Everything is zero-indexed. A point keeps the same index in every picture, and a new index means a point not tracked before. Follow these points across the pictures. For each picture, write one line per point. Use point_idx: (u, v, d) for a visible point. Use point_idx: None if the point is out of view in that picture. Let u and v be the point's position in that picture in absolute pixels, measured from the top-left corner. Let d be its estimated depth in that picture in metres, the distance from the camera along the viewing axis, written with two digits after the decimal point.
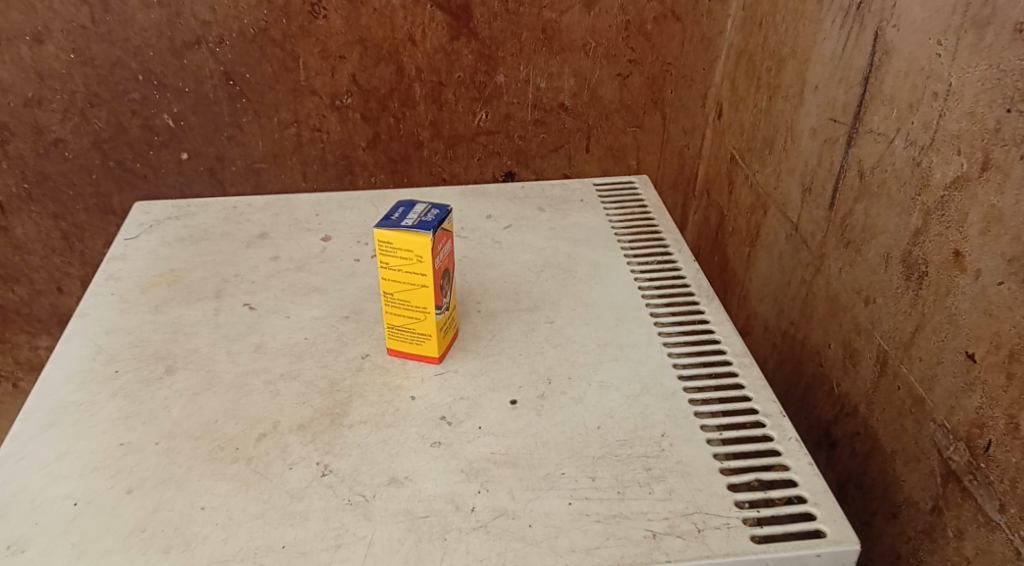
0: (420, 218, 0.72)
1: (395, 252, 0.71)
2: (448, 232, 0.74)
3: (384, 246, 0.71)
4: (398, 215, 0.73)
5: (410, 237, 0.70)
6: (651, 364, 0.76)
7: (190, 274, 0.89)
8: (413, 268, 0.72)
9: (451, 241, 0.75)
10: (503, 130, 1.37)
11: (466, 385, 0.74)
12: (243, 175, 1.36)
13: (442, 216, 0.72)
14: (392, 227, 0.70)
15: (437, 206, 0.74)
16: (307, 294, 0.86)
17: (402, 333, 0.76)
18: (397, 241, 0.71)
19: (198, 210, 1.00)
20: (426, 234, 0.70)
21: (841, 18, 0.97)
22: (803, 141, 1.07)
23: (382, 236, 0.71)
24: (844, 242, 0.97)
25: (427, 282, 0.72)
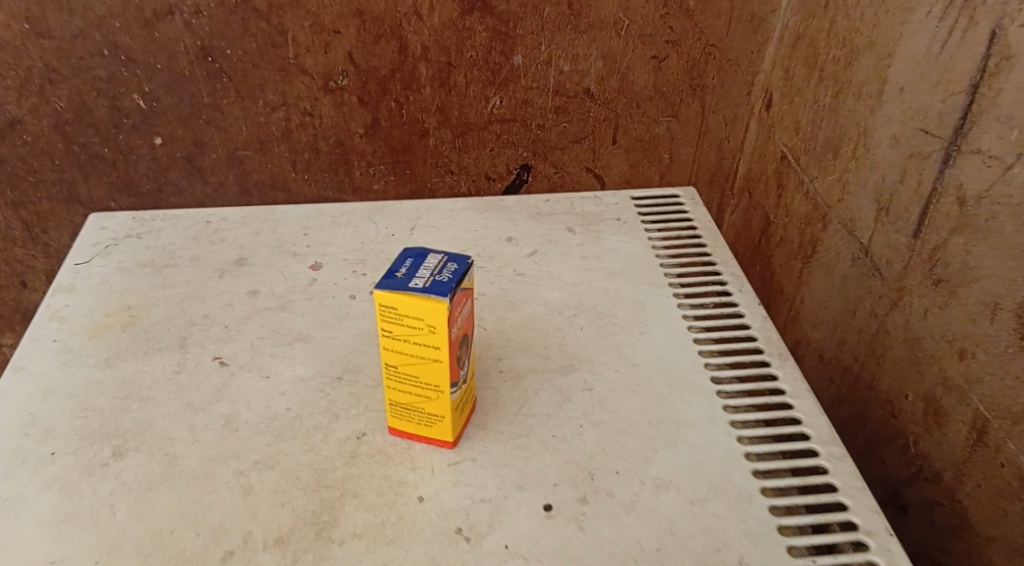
0: (433, 276, 0.57)
1: (401, 320, 0.57)
2: (469, 291, 0.59)
3: (388, 313, 0.57)
4: (404, 271, 0.58)
5: (421, 303, 0.55)
6: (716, 453, 0.62)
7: (150, 312, 0.74)
8: (425, 339, 0.57)
9: (472, 300, 0.60)
10: (519, 118, 1.16)
11: (487, 483, 0.59)
12: (224, 162, 1.16)
13: (461, 273, 0.57)
14: (397, 289, 0.56)
15: (455, 257, 0.59)
16: (289, 344, 0.71)
17: (408, 411, 0.61)
18: (404, 307, 0.56)
19: (165, 226, 0.84)
20: (442, 299, 0.55)
21: (940, 9, 0.81)
22: (881, 150, 0.91)
23: (384, 301, 0.56)
24: (935, 280, 0.82)
25: (442, 356, 0.57)
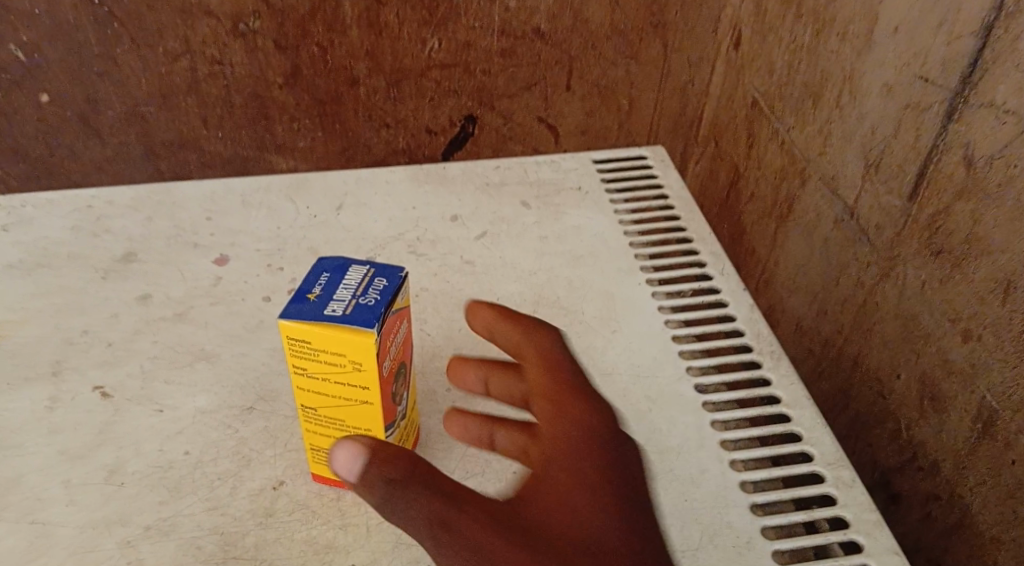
0: (356, 299, 0.48)
1: (318, 355, 0.49)
2: (402, 309, 0.51)
3: (302, 344, 0.48)
4: (319, 292, 0.49)
5: (342, 336, 0.47)
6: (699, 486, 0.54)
7: (16, 330, 0.62)
8: (349, 373, 0.49)
9: (406, 320, 0.52)
10: (462, 63, 1.01)
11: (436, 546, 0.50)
12: (124, 122, 0.99)
13: (390, 292, 0.49)
14: (311, 320, 0.47)
15: (384, 270, 0.50)
16: (188, 365, 0.61)
17: None
18: (321, 342, 0.48)
19: (39, 215, 0.71)
20: (368, 332, 0.47)
21: None
22: (869, 100, 0.79)
23: (295, 331, 0.48)
24: (934, 251, 0.73)
25: (371, 392, 0.50)
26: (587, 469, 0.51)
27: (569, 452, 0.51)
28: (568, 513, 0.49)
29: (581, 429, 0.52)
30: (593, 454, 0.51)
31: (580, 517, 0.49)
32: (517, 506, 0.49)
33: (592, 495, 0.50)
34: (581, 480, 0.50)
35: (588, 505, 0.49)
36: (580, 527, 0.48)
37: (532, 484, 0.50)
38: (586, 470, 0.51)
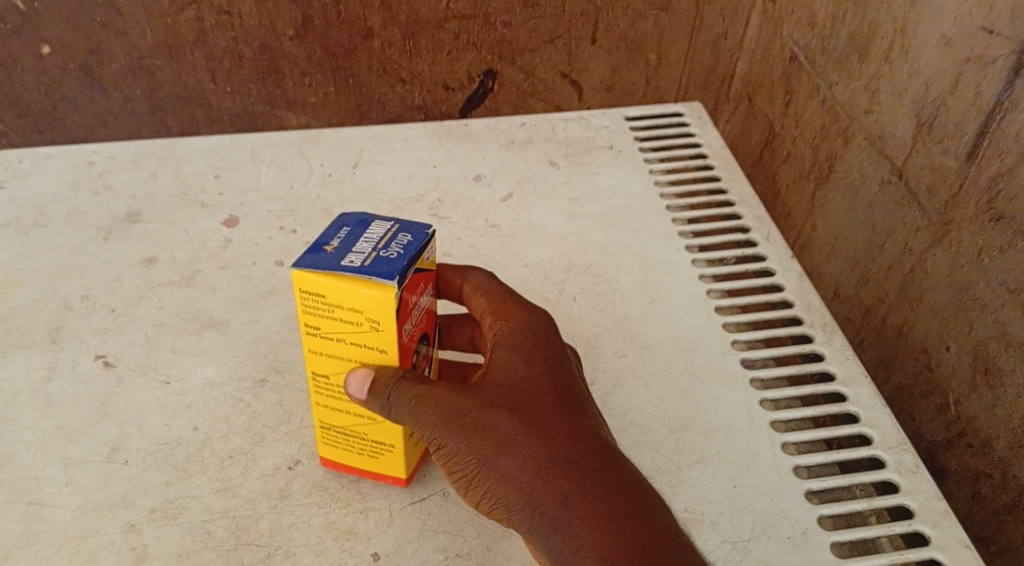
0: (376, 252, 0.46)
1: (334, 310, 0.46)
2: (427, 268, 0.49)
3: (315, 297, 0.46)
4: (338, 245, 0.47)
5: (361, 289, 0.45)
6: (740, 481, 0.52)
7: (12, 294, 0.58)
8: (367, 329, 0.47)
9: (431, 278, 0.49)
10: (482, 15, 0.95)
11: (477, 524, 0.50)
12: (128, 74, 0.94)
13: (415, 248, 0.46)
14: (328, 269, 0.45)
15: (410, 226, 0.48)
16: (196, 334, 0.57)
17: (350, 441, 0.50)
18: (337, 294, 0.45)
19: (35, 170, 0.67)
20: (388, 284, 0.44)
21: None
22: (923, 54, 0.73)
23: (311, 282, 0.45)
24: (993, 216, 0.68)
25: (390, 352, 0.47)
26: (535, 344, 0.50)
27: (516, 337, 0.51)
28: (517, 384, 0.48)
29: (526, 320, 0.52)
30: (543, 336, 0.51)
31: (530, 387, 0.48)
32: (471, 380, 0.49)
33: (544, 365, 0.50)
34: (529, 357, 0.50)
35: (543, 370, 0.49)
36: (535, 393, 0.48)
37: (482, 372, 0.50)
38: (535, 346, 0.50)
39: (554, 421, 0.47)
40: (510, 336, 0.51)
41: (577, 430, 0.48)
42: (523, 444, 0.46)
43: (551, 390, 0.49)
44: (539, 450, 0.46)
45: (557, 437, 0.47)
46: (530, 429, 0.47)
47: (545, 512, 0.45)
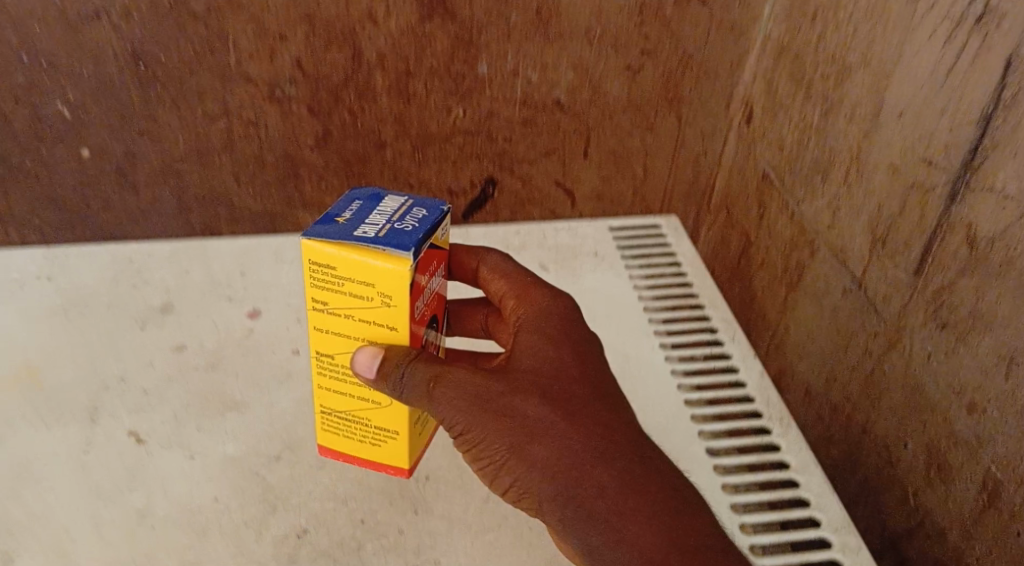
0: (391, 229, 0.55)
1: (352, 283, 0.55)
2: (437, 246, 0.58)
3: (337, 270, 0.55)
4: (356, 222, 0.56)
5: (381, 262, 0.54)
6: None
7: (55, 374, 0.66)
8: (384, 303, 0.56)
9: (438, 259, 0.59)
10: (484, 131, 1.05)
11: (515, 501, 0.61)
12: (159, 175, 1.04)
13: (427, 227, 0.56)
14: (352, 243, 0.54)
15: (422, 208, 0.58)
16: (220, 414, 0.64)
17: (356, 430, 0.61)
18: (358, 266, 0.54)
19: (80, 264, 0.75)
20: (402, 254, 0.53)
21: (948, 29, 0.71)
22: (876, 180, 0.81)
23: (334, 253, 0.54)
24: (939, 324, 0.75)
25: (400, 328, 0.57)
26: (559, 331, 0.63)
27: (540, 323, 0.64)
28: (548, 366, 0.61)
29: (547, 306, 0.65)
30: (564, 330, 0.64)
31: (559, 370, 0.61)
32: (510, 372, 0.61)
33: (569, 354, 0.62)
34: (555, 341, 0.63)
35: (571, 362, 0.62)
36: (563, 373, 0.61)
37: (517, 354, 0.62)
38: (560, 335, 0.63)
39: (584, 407, 0.59)
40: (534, 321, 0.65)
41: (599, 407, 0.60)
42: (563, 420, 0.58)
43: (579, 381, 0.61)
44: (576, 438, 0.58)
45: (586, 413, 0.59)
46: (563, 415, 0.59)
47: (585, 490, 0.56)
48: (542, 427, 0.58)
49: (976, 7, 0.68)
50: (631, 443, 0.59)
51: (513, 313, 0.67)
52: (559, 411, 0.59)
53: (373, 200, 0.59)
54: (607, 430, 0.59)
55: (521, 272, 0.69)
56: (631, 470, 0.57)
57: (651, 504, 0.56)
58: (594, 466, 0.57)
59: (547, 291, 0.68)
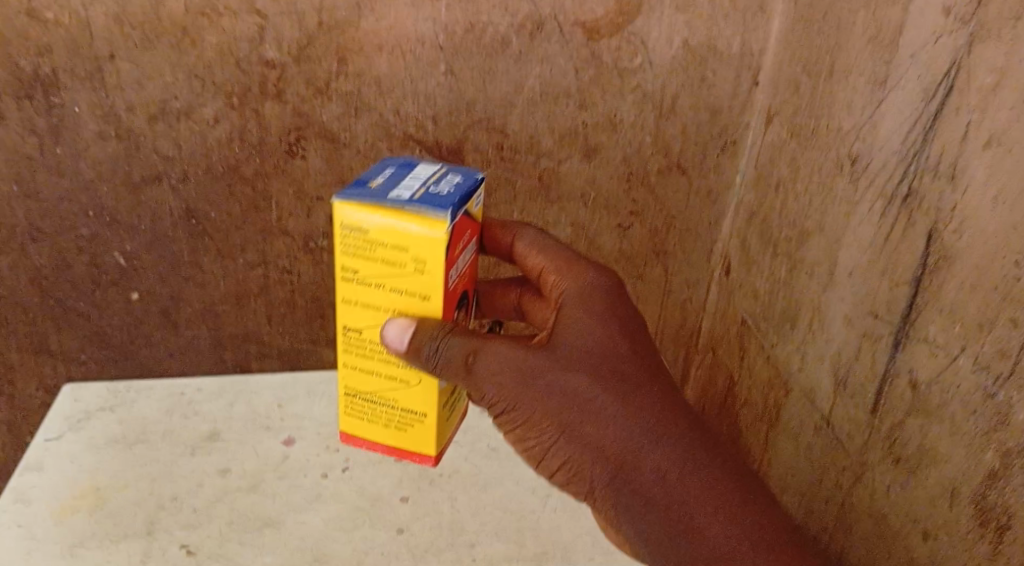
0: (426, 194, 0.68)
1: (391, 247, 0.68)
2: (468, 218, 0.71)
3: (386, 228, 0.67)
4: (394, 189, 0.69)
5: (418, 221, 0.66)
6: None
7: (116, 493, 0.77)
8: (420, 267, 0.68)
9: (466, 231, 0.72)
10: None
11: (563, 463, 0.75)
12: (199, 316, 1.17)
13: (459, 195, 0.69)
14: (400, 205, 0.66)
15: (457, 181, 0.71)
16: (259, 530, 0.76)
17: (392, 413, 0.75)
18: (398, 229, 0.67)
19: (137, 397, 0.87)
20: (438, 214, 0.66)
21: (883, 204, 0.84)
22: (835, 328, 0.92)
23: (377, 213, 0.67)
24: (893, 458, 0.84)
25: (433, 293, 0.69)
26: (601, 306, 0.76)
27: (582, 296, 0.77)
28: (597, 345, 0.73)
29: (584, 282, 0.78)
30: (613, 309, 0.76)
31: (608, 348, 0.73)
32: (565, 352, 0.73)
33: (615, 329, 0.74)
34: (600, 318, 0.75)
35: (621, 342, 0.74)
36: (609, 348, 0.73)
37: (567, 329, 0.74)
38: (601, 308, 0.76)
39: (632, 387, 0.72)
40: (578, 298, 0.77)
41: (645, 385, 0.73)
42: (618, 402, 0.71)
43: (631, 361, 0.73)
44: (632, 421, 0.71)
45: (635, 394, 0.72)
46: (618, 397, 0.71)
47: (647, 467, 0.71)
48: (602, 411, 0.71)
49: (903, 189, 0.81)
50: (679, 420, 0.72)
51: (557, 284, 0.80)
52: (613, 395, 0.71)
53: (414, 173, 0.73)
54: (660, 413, 0.72)
55: (555, 250, 0.83)
56: (686, 450, 0.71)
57: (700, 484, 0.70)
58: (653, 453, 0.71)
59: (588, 264, 0.80)
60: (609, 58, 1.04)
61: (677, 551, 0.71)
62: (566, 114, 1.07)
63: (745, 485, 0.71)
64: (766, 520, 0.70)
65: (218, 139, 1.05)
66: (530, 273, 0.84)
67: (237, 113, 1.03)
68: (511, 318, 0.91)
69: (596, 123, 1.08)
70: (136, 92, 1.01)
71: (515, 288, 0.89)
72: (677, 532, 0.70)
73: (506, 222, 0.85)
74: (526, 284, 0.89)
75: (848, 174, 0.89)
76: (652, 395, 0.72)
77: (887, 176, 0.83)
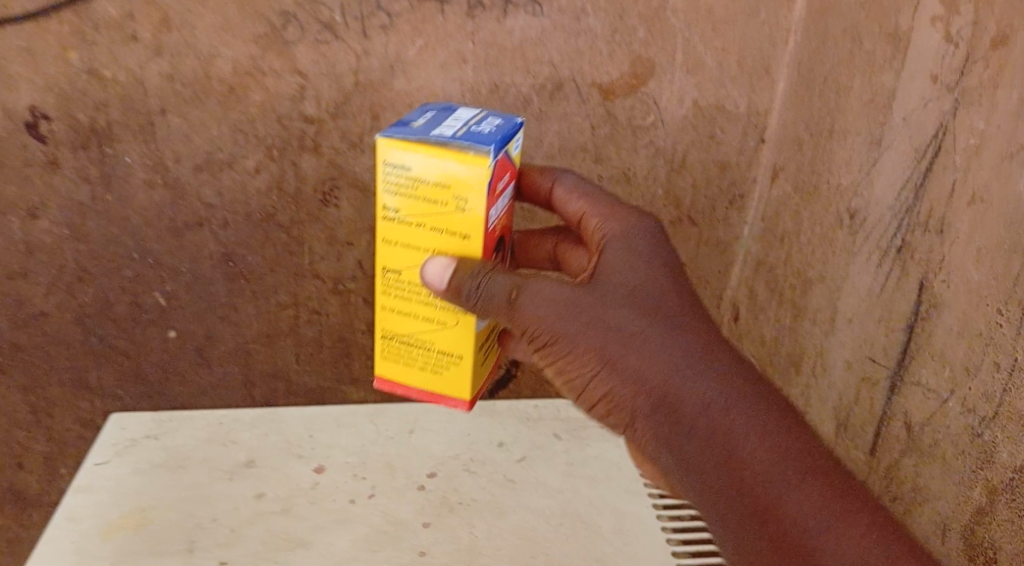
0: (467, 134, 0.71)
1: (434, 186, 0.70)
2: (508, 161, 0.74)
3: (430, 163, 0.69)
4: (438, 130, 0.72)
5: (462, 158, 0.69)
6: None
7: (160, 514, 0.83)
8: (463, 207, 0.70)
9: (505, 175, 0.74)
10: None
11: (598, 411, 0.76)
12: (231, 354, 1.24)
13: (501, 137, 0.71)
14: (444, 142, 0.69)
15: (497, 125, 0.74)
16: (291, 550, 0.80)
17: (426, 351, 0.76)
18: (443, 166, 0.69)
19: (179, 426, 0.93)
20: (483, 152, 0.68)
21: (879, 255, 0.90)
22: (836, 373, 0.97)
23: (422, 150, 0.69)
24: (890, 497, 0.88)
25: (475, 233, 0.71)
26: (644, 249, 0.78)
27: (625, 238, 0.79)
28: (640, 280, 0.75)
29: (626, 224, 0.80)
30: (655, 250, 0.78)
31: (650, 285, 0.75)
32: (608, 286, 0.75)
33: (657, 270, 0.76)
34: (643, 259, 0.77)
35: (662, 280, 0.76)
36: (653, 284, 0.75)
37: (610, 269, 0.76)
38: (644, 252, 0.78)
39: (673, 320, 0.73)
40: (622, 239, 0.79)
41: (687, 320, 0.74)
42: (658, 332, 0.73)
43: (670, 297, 0.75)
44: (671, 348, 0.72)
45: (677, 326, 0.73)
46: (657, 326, 0.73)
47: (686, 391, 0.71)
48: (642, 338, 0.72)
49: (897, 241, 0.87)
50: (720, 353, 0.73)
51: (599, 228, 0.82)
52: (653, 324, 0.73)
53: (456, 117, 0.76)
54: (701, 344, 0.73)
55: (594, 196, 0.85)
56: (727, 380, 0.71)
57: (742, 411, 0.70)
58: (693, 380, 0.71)
59: (628, 210, 0.82)
60: (624, 117, 1.11)
61: (716, 479, 0.69)
62: (583, 168, 1.14)
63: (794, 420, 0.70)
64: (810, 450, 0.69)
65: (258, 187, 1.12)
66: (569, 220, 0.86)
67: (276, 164, 1.11)
68: (545, 266, 0.96)
69: (610, 177, 1.15)
70: (184, 144, 1.09)
71: (550, 235, 0.94)
72: (715, 458, 0.69)
73: (545, 169, 0.88)
74: (560, 233, 0.94)
75: (846, 228, 0.95)
76: (693, 328, 0.74)
77: (882, 230, 0.89)
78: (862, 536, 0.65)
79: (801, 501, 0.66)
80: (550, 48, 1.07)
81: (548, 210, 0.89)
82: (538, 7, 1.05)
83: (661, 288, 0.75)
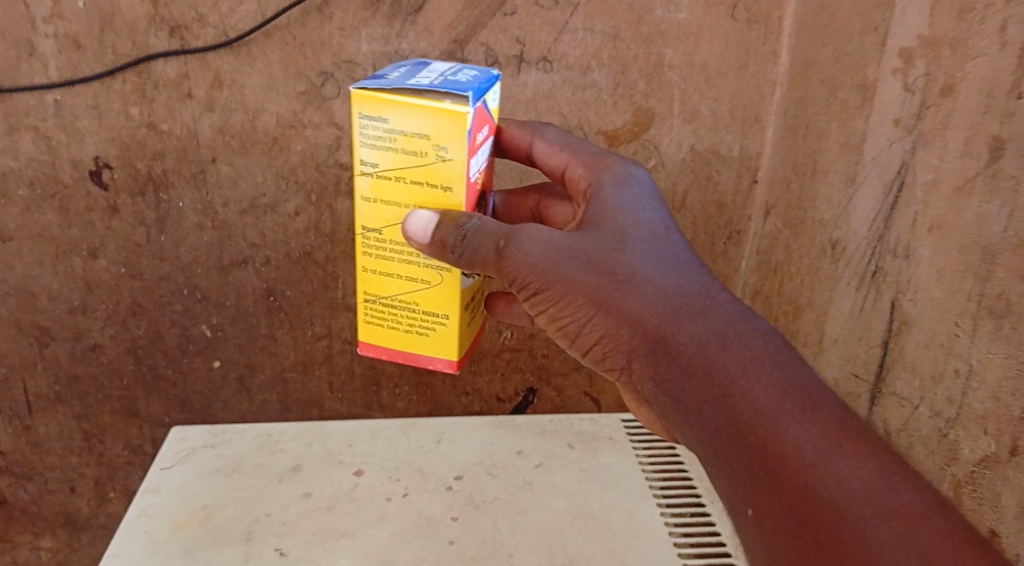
0: (445, 84, 0.77)
1: (416, 138, 0.76)
2: (484, 110, 0.81)
3: (410, 111, 0.75)
4: (417, 80, 0.77)
5: (441, 108, 0.75)
6: None
7: (220, 510, 0.94)
8: (443, 157, 0.77)
9: (481, 126, 0.81)
10: (527, 347, 1.35)
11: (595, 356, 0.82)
12: (270, 382, 1.35)
13: (477, 89, 0.78)
14: (424, 92, 0.75)
15: (473, 78, 0.80)
16: (337, 539, 0.91)
17: (413, 315, 0.85)
18: (422, 116, 0.75)
19: (233, 437, 1.04)
20: (461, 103, 0.75)
21: (858, 281, 1.00)
22: None
23: (403, 101, 0.75)
24: None
25: (455, 182, 0.78)
26: (637, 207, 0.85)
27: (613, 193, 0.87)
28: (637, 234, 0.82)
29: (611, 173, 0.90)
30: (646, 210, 0.85)
31: (645, 239, 0.82)
32: (605, 238, 0.81)
33: (649, 225, 0.84)
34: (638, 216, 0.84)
35: (659, 236, 0.83)
36: (650, 238, 0.82)
37: (605, 224, 0.83)
38: (636, 208, 0.85)
39: (669, 269, 0.80)
40: (608, 194, 0.87)
41: (683, 272, 0.80)
42: (653, 279, 0.79)
43: (663, 249, 0.82)
44: (664, 292, 0.78)
45: (672, 275, 0.80)
46: (652, 273, 0.79)
47: (679, 330, 0.76)
48: (637, 284, 0.78)
49: (871, 267, 0.97)
50: (714, 301, 0.78)
51: (584, 177, 0.92)
52: (647, 271, 0.79)
53: (432, 71, 0.83)
54: (696, 292, 0.79)
55: (570, 148, 0.95)
56: (722, 324, 0.76)
57: (738, 348, 0.74)
58: (688, 322, 0.76)
59: (608, 160, 0.92)
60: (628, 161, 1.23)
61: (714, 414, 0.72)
62: None
63: (786, 357, 0.74)
64: (805, 384, 0.72)
65: (298, 228, 1.25)
66: (552, 171, 0.96)
67: (314, 207, 1.23)
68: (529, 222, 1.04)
69: None
70: (231, 190, 1.22)
71: (533, 193, 1.02)
72: (709, 392, 0.73)
73: (522, 126, 0.96)
74: (542, 191, 1.02)
75: (830, 257, 1.06)
76: (688, 278, 0.80)
77: (859, 258, 1.00)
78: (862, 461, 0.67)
79: (798, 429, 0.69)
80: (561, 100, 1.19)
81: (528, 164, 0.97)
82: (549, 64, 1.17)
83: (656, 241, 0.82)
